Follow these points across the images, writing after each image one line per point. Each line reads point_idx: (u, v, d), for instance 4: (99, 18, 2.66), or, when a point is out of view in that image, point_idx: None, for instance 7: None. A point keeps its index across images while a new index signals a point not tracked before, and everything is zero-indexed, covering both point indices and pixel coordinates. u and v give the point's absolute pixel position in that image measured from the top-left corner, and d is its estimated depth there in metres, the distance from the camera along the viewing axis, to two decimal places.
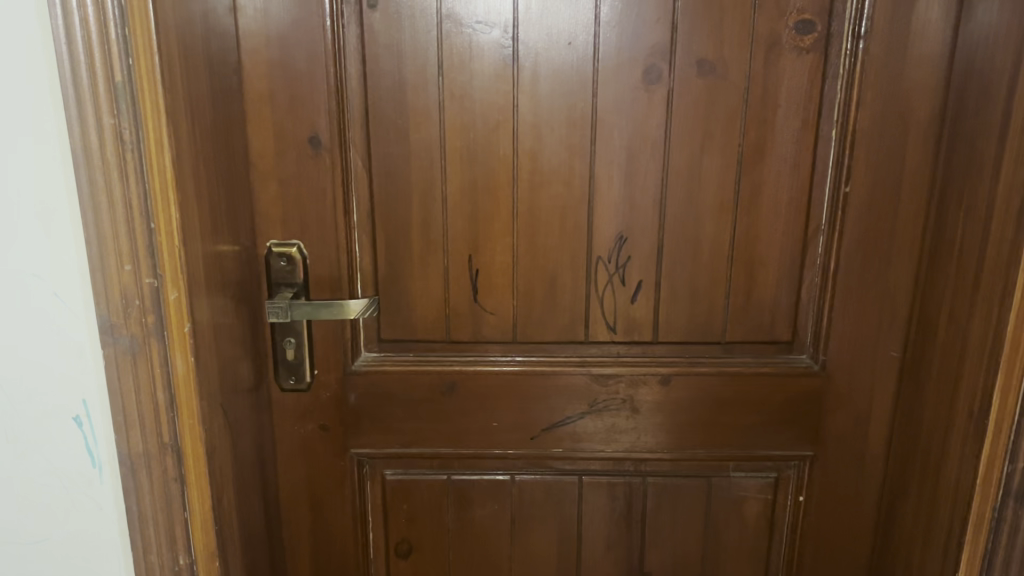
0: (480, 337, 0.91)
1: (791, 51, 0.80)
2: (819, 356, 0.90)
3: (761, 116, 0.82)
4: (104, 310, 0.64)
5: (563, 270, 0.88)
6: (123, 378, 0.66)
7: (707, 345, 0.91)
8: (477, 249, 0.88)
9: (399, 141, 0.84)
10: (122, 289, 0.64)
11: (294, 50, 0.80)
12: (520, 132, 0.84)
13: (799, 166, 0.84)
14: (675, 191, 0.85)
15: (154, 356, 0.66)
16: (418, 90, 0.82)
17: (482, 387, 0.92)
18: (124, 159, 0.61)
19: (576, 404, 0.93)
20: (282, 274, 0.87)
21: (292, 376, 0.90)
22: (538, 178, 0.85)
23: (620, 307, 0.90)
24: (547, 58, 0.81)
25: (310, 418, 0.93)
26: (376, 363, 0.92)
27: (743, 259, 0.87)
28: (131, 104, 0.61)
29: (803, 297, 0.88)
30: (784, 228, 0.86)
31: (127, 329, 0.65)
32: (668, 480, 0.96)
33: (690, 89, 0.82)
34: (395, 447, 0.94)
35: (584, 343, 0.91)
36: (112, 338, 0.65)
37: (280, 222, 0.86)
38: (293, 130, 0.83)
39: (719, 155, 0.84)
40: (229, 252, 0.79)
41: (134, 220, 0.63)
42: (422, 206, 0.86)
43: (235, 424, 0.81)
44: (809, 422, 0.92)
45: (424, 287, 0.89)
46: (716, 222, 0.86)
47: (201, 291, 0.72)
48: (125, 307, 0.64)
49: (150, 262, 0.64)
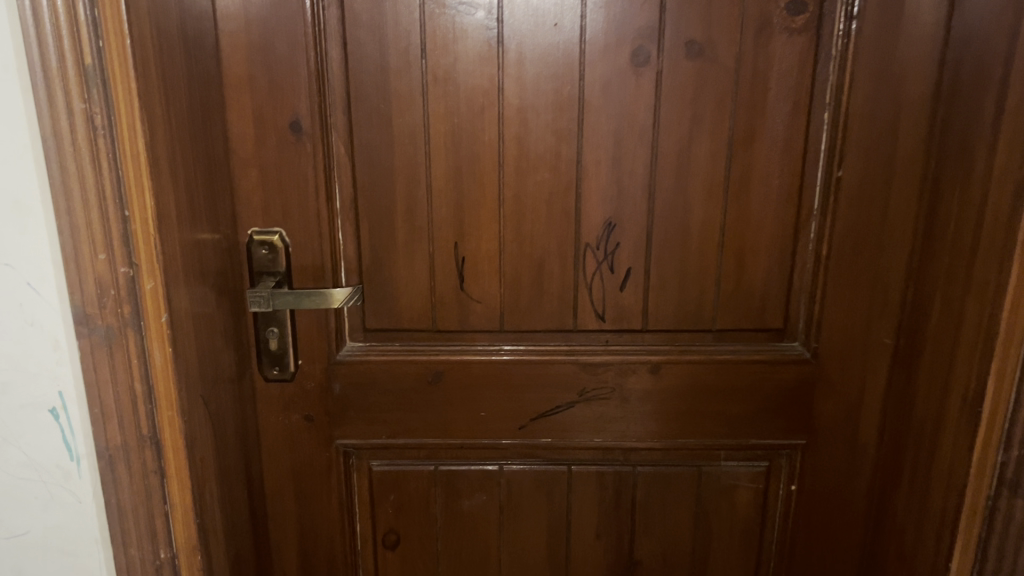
0: (467, 326, 0.89)
1: (782, 33, 0.79)
2: (810, 343, 0.88)
3: (751, 98, 0.81)
4: (79, 299, 0.64)
5: (551, 256, 0.86)
6: (100, 369, 0.66)
7: (697, 333, 0.89)
8: (463, 236, 0.86)
9: (382, 127, 0.82)
10: (96, 279, 0.64)
11: (273, 32, 0.78)
12: (506, 117, 0.82)
13: (790, 150, 0.82)
14: (664, 176, 0.83)
15: (131, 346, 0.66)
16: (401, 74, 0.80)
17: (470, 377, 0.90)
18: (95, 145, 0.61)
19: (564, 393, 0.90)
20: (263, 263, 0.85)
21: (275, 366, 0.88)
22: (524, 164, 0.83)
23: (608, 295, 0.87)
24: (533, 40, 0.80)
25: (295, 408, 0.91)
26: (362, 353, 0.90)
27: (733, 246, 0.85)
28: (102, 89, 0.60)
29: (795, 284, 0.87)
30: (775, 213, 0.84)
31: (102, 319, 0.65)
32: (658, 470, 0.94)
33: (678, 71, 0.80)
34: (382, 438, 0.93)
35: (572, 331, 0.89)
36: (87, 329, 0.65)
37: (262, 209, 0.84)
38: (273, 116, 0.81)
39: (709, 139, 0.82)
40: (209, 241, 0.79)
41: (107, 208, 0.63)
42: (407, 192, 0.84)
43: (217, 416, 0.81)
44: (801, 410, 0.90)
45: (409, 275, 0.87)
46: (706, 207, 0.84)
47: (179, 278, 0.72)
48: (100, 295, 0.64)
49: (125, 251, 0.64)
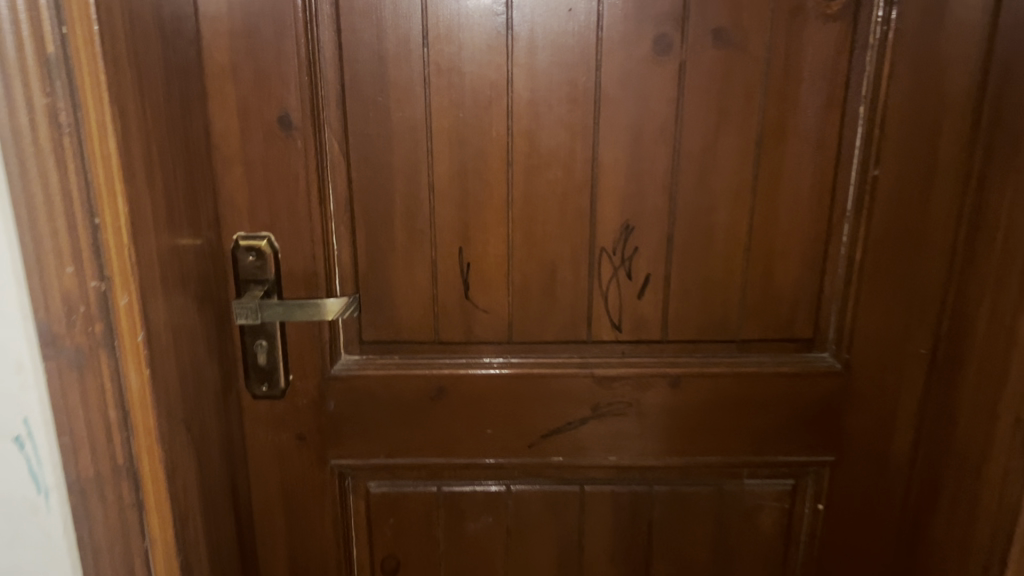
0: (473, 337, 0.83)
1: (816, 19, 0.72)
2: (842, 354, 0.82)
3: (782, 90, 0.74)
4: (43, 317, 0.57)
5: (563, 261, 0.80)
6: (70, 395, 0.58)
7: (720, 343, 0.83)
8: (468, 240, 0.79)
9: (380, 122, 0.75)
10: (64, 295, 0.57)
11: (259, 17, 0.71)
12: (516, 111, 0.75)
13: (824, 146, 0.76)
14: (687, 174, 0.77)
15: (103, 368, 0.59)
16: (400, 64, 0.73)
17: (476, 392, 0.84)
18: (60, 145, 0.54)
19: (577, 409, 0.84)
20: (251, 271, 0.78)
21: (265, 382, 0.81)
22: (535, 162, 0.77)
23: (626, 304, 0.81)
24: (545, 27, 0.73)
25: (285, 426, 0.84)
26: (358, 368, 0.83)
27: (761, 250, 0.79)
28: (67, 81, 0.53)
29: (826, 290, 0.81)
30: (806, 215, 0.78)
31: (71, 339, 0.58)
32: (676, 489, 0.87)
33: (703, 61, 0.73)
34: (380, 458, 0.86)
35: (586, 343, 0.83)
36: (54, 351, 0.58)
37: (249, 212, 0.77)
38: (260, 109, 0.73)
39: (736, 134, 0.75)
40: (189, 245, 0.71)
41: (75, 216, 0.56)
42: (407, 193, 0.77)
43: (201, 438, 0.74)
44: (830, 424, 0.84)
45: (409, 282, 0.80)
46: (732, 208, 0.78)
47: (156, 288, 0.65)
48: (68, 312, 0.57)
49: (95, 262, 0.57)
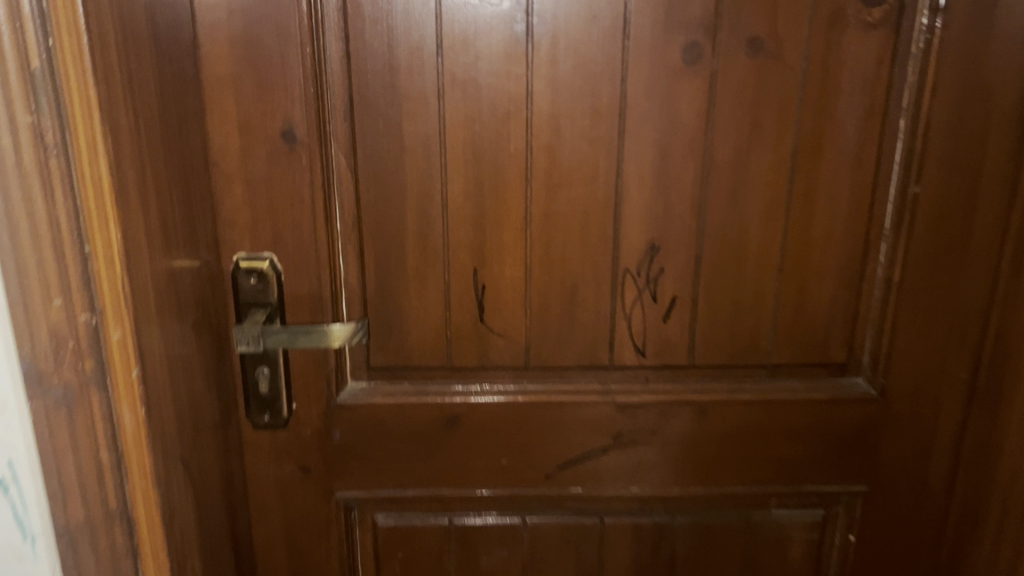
0: (488, 363, 0.78)
1: (856, 28, 0.68)
2: (877, 380, 0.78)
3: (819, 103, 0.70)
4: (28, 352, 0.52)
5: (584, 283, 0.75)
6: (58, 436, 0.54)
7: (749, 369, 0.78)
8: (483, 261, 0.74)
9: (390, 136, 0.70)
10: (51, 328, 0.52)
11: (261, 24, 0.66)
12: (536, 125, 0.70)
13: (862, 162, 0.72)
14: (717, 191, 0.72)
15: (94, 409, 0.54)
16: (413, 75, 0.69)
17: (490, 421, 0.79)
18: (47, 168, 0.49)
19: (598, 438, 0.79)
20: (252, 294, 0.73)
21: (267, 411, 0.77)
22: (555, 178, 0.72)
23: (650, 328, 0.76)
24: (568, 35, 0.68)
25: (289, 457, 0.79)
26: (366, 396, 0.78)
27: (793, 271, 0.75)
28: (54, 99, 0.48)
29: (861, 314, 0.76)
30: (842, 234, 0.74)
31: (59, 377, 0.53)
32: (701, 521, 0.83)
33: (735, 71, 0.69)
34: (389, 490, 0.81)
35: (608, 368, 0.78)
36: (40, 390, 0.53)
37: (249, 232, 0.72)
38: (262, 123, 0.68)
39: (769, 149, 0.71)
40: (187, 268, 0.66)
41: (63, 245, 0.51)
42: (418, 211, 0.73)
43: (199, 475, 0.69)
44: (864, 452, 0.80)
45: (421, 306, 0.76)
46: (764, 227, 0.73)
47: (152, 317, 0.60)
48: (56, 348, 0.52)
49: (85, 294, 0.52)
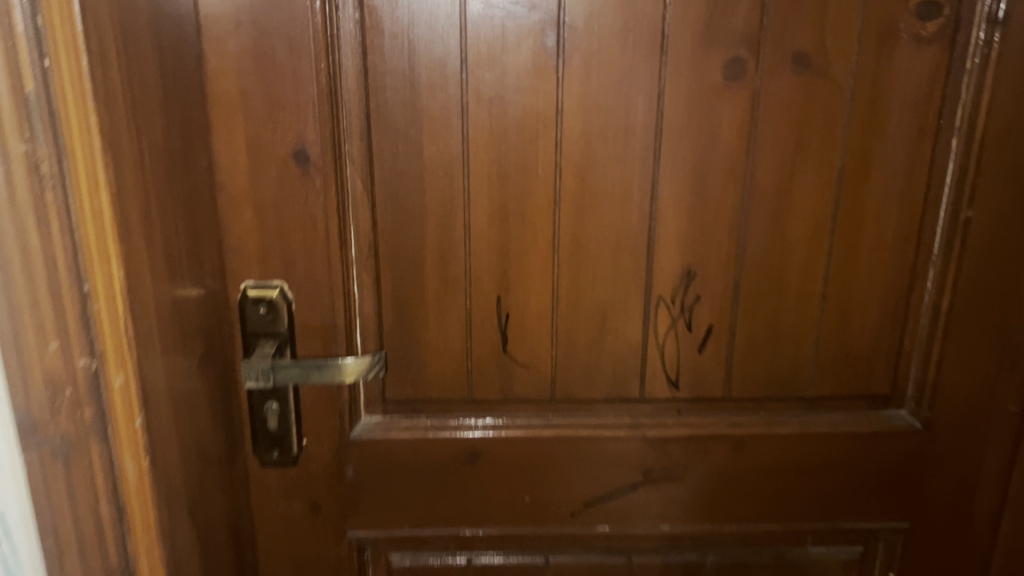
0: (511, 396, 0.73)
1: (909, 42, 0.63)
2: (922, 413, 0.74)
3: (867, 122, 0.66)
4: (22, 400, 0.46)
5: (615, 312, 0.71)
6: (53, 489, 0.48)
7: (787, 401, 0.74)
8: (508, 288, 0.70)
9: (410, 157, 0.66)
10: (46, 372, 0.46)
11: (272, 37, 0.61)
12: (566, 145, 0.66)
13: (911, 184, 0.67)
14: (758, 215, 0.68)
15: (93, 459, 0.49)
16: (435, 91, 0.64)
17: (513, 457, 0.74)
18: (42, 202, 0.44)
19: (627, 474, 0.75)
20: (261, 324, 0.68)
21: (275, 448, 0.72)
22: (586, 201, 0.67)
23: (684, 359, 0.72)
24: (601, 50, 0.63)
25: (298, 495, 0.75)
26: (381, 431, 0.73)
27: (836, 299, 0.70)
28: (51, 125, 0.43)
29: (907, 343, 0.72)
30: (889, 259, 0.70)
31: (56, 427, 0.47)
32: (734, 559, 0.79)
33: (779, 89, 0.64)
34: (405, 529, 0.76)
35: (638, 401, 0.74)
36: (36, 441, 0.47)
37: (258, 259, 0.67)
38: (273, 143, 0.64)
39: (814, 171, 0.67)
40: (192, 297, 0.61)
41: (60, 284, 0.46)
42: (439, 236, 0.68)
43: (205, 520, 0.64)
44: (906, 488, 0.76)
45: (441, 335, 0.71)
46: (807, 253, 0.69)
47: (155, 355, 0.55)
48: (52, 396, 0.47)
49: (83, 336, 0.47)
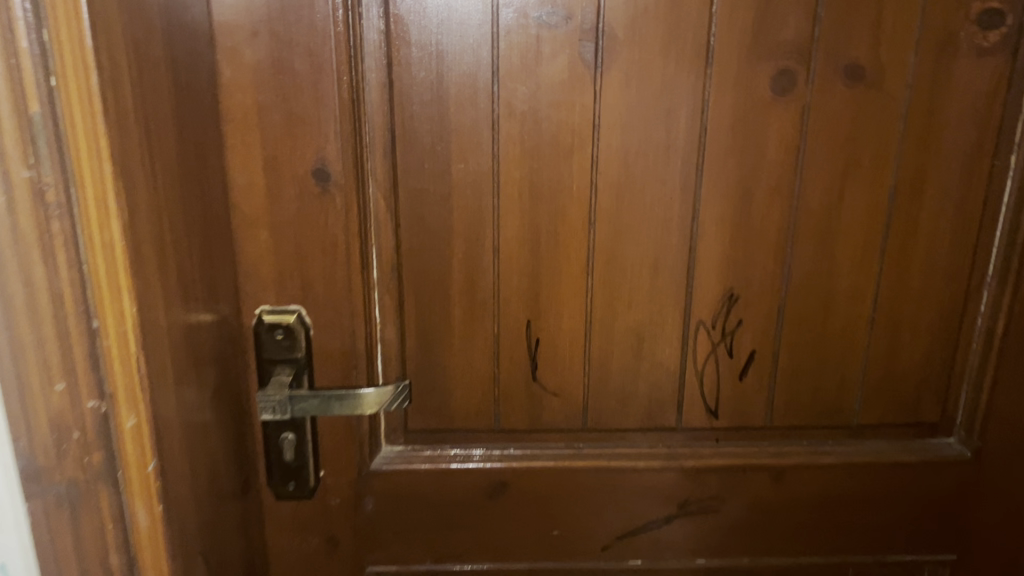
0: (540, 425, 0.69)
1: (969, 53, 0.60)
2: (973, 441, 0.70)
3: (923, 137, 0.62)
4: (25, 448, 0.42)
5: (652, 337, 0.67)
6: (60, 537, 0.44)
7: (831, 429, 0.70)
8: (539, 313, 0.66)
9: (437, 175, 0.62)
10: (53, 418, 0.42)
11: (291, 47, 0.57)
12: (602, 162, 0.62)
13: (967, 202, 0.64)
14: (804, 236, 0.64)
15: (103, 506, 0.45)
16: (464, 105, 0.60)
17: (543, 489, 0.70)
18: (48, 235, 0.39)
19: (661, 506, 0.72)
20: (277, 351, 0.64)
21: (291, 480, 0.68)
22: (623, 221, 0.63)
23: (724, 386, 0.68)
24: (642, 61, 0.59)
25: (315, 529, 0.71)
26: (403, 462, 0.69)
27: (885, 323, 0.67)
28: (58, 149, 0.39)
29: (958, 368, 0.68)
30: (941, 281, 0.66)
31: (63, 473, 0.43)
32: None
33: (831, 102, 0.61)
34: (427, 564, 0.72)
35: (674, 430, 0.70)
36: (39, 489, 0.43)
37: (275, 283, 0.63)
38: (291, 161, 0.60)
39: (865, 189, 0.63)
40: (206, 324, 0.57)
41: (67, 321, 0.41)
42: (466, 258, 0.64)
43: (220, 562, 0.60)
44: (953, 518, 0.73)
45: (467, 362, 0.67)
46: (855, 275, 0.65)
47: (169, 390, 0.50)
48: (57, 442, 0.43)
49: (91, 378, 0.43)
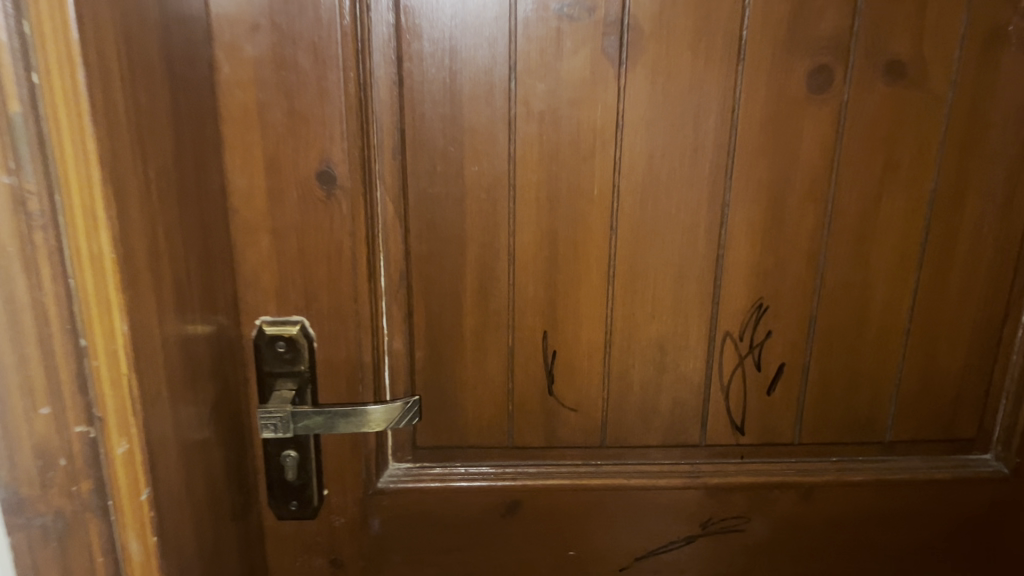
0: (557, 441, 0.66)
1: (1016, 49, 0.56)
2: (1011, 458, 0.66)
3: (965, 139, 0.58)
4: (6, 477, 0.38)
5: (675, 349, 0.63)
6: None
7: (862, 445, 0.67)
8: (556, 323, 0.62)
9: (449, 177, 0.58)
10: (38, 445, 0.38)
11: (294, 41, 0.53)
12: (626, 165, 0.58)
13: (1010, 207, 0.60)
14: (838, 242, 0.60)
15: (94, 538, 0.40)
16: (479, 104, 0.56)
17: (558, 507, 0.67)
18: (31, 248, 0.35)
19: (683, 524, 0.68)
20: (278, 365, 0.60)
21: (294, 500, 0.64)
22: (646, 227, 0.60)
23: (751, 400, 0.65)
24: (669, 57, 0.56)
25: (318, 550, 0.67)
26: (411, 480, 0.65)
27: (921, 334, 0.63)
28: (40, 150, 0.34)
29: (996, 381, 0.65)
30: (981, 291, 0.62)
31: (47, 503, 0.39)
32: None
33: (869, 101, 0.57)
34: None
35: (698, 446, 0.66)
36: (22, 520, 0.39)
37: (276, 292, 0.59)
38: (294, 163, 0.56)
39: (903, 193, 0.59)
40: (203, 335, 0.53)
41: (52, 341, 0.37)
42: (480, 266, 0.60)
43: None
44: (988, 537, 0.70)
45: (480, 375, 0.63)
46: (891, 284, 0.62)
47: (164, 408, 0.46)
48: (43, 469, 0.38)
49: (78, 400, 0.38)
